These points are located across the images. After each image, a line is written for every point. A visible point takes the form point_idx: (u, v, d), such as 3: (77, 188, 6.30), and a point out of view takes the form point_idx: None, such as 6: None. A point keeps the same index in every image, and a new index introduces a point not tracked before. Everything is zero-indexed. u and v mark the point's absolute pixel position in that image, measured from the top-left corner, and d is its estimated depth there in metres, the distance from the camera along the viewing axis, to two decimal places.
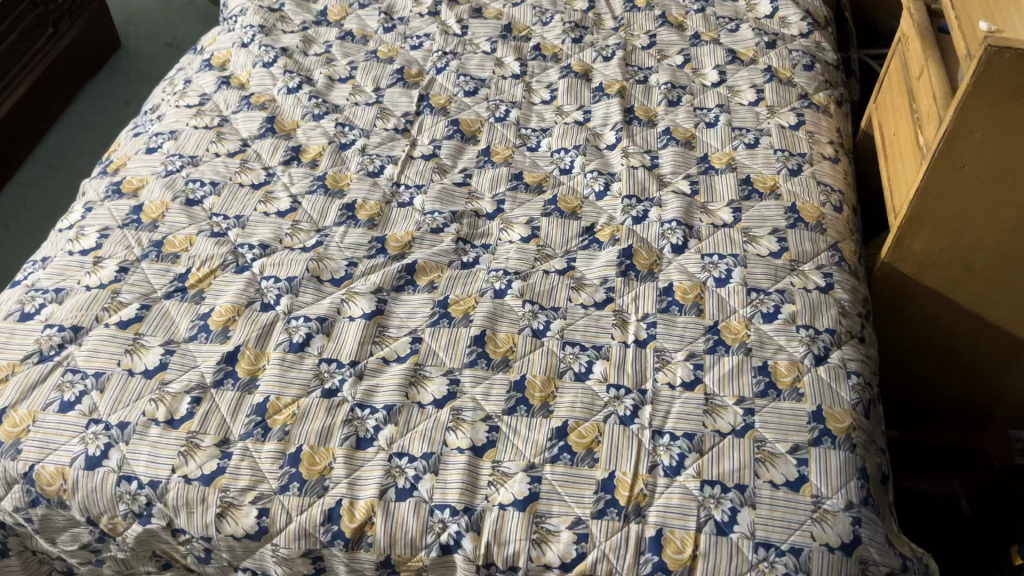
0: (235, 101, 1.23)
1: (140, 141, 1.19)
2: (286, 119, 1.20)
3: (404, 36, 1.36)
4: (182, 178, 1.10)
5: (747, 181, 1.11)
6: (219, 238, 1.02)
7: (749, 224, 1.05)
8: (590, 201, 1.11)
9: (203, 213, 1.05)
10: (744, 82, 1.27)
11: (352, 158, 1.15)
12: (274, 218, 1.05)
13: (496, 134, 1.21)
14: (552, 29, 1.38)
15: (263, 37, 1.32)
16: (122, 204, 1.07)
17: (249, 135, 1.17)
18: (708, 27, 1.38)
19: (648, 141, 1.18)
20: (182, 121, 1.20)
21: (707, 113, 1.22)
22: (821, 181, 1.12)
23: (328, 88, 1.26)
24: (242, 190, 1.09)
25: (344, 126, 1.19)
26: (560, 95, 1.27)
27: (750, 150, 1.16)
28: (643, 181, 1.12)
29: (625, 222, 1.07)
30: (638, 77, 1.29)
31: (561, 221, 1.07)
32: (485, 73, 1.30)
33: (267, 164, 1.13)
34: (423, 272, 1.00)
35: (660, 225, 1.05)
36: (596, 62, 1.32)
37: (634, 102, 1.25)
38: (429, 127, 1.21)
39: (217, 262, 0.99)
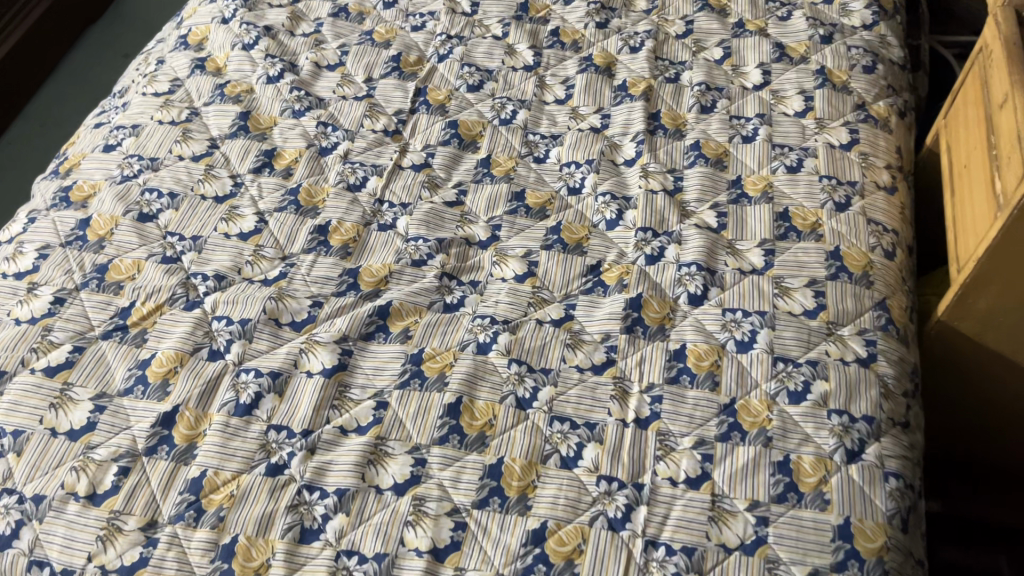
0: (208, 90, 1.09)
1: (100, 134, 1.06)
2: (262, 114, 1.06)
3: (405, 13, 1.20)
4: (138, 186, 0.97)
5: (784, 215, 0.95)
6: (170, 265, 0.90)
7: (782, 272, 0.90)
8: (599, 230, 0.96)
9: (157, 232, 0.93)
10: (790, 86, 1.09)
11: (332, 166, 1.01)
12: (235, 241, 0.92)
13: (500, 140, 1.06)
14: (575, 10, 1.21)
15: (245, 11, 1.17)
16: (68, 216, 0.94)
17: (219, 134, 1.03)
18: (755, 13, 1.19)
19: (672, 158, 1.02)
20: (146, 112, 1.06)
21: (744, 123, 1.05)
22: (872, 218, 0.95)
23: (313, 76, 1.11)
24: (203, 204, 0.96)
25: (327, 125, 1.05)
26: (577, 93, 1.10)
27: (791, 174, 0.99)
28: (662, 209, 0.96)
29: (637, 260, 0.92)
30: (668, 74, 1.12)
31: (563, 256, 0.93)
32: (493, 63, 1.14)
33: (235, 172, 1.00)
34: (397, 316, 0.87)
35: (677, 269, 0.91)
36: (621, 53, 1.15)
37: (660, 105, 1.09)
38: (424, 129, 1.06)
39: (165, 296, 0.87)
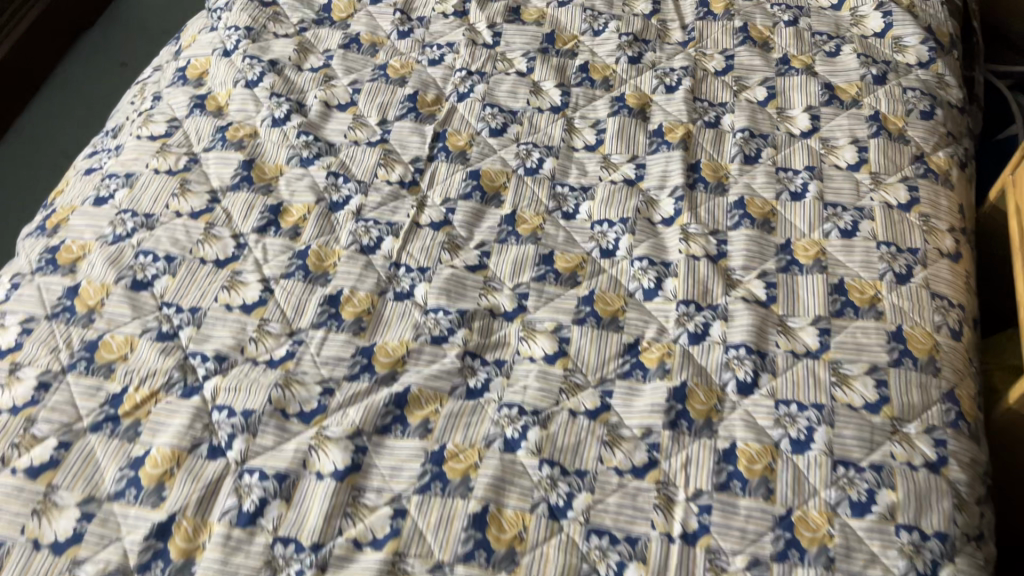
0: (208, 133, 1.00)
1: (90, 182, 0.97)
2: (267, 161, 0.97)
3: (422, 44, 1.11)
4: (131, 248, 0.89)
5: (840, 288, 0.87)
6: (166, 343, 0.82)
7: (839, 356, 0.82)
8: (636, 301, 0.88)
9: (151, 302, 0.85)
10: (842, 134, 1.00)
11: (344, 224, 0.93)
12: (237, 315, 0.84)
13: (525, 193, 0.97)
14: (605, 42, 1.12)
15: (249, 42, 1.08)
16: (55, 283, 0.86)
17: (220, 186, 0.95)
18: (800, 48, 1.10)
19: (715, 217, 0.94)
20: (141, 158, 0.97)
21: (792, 177, 0.97)
22: (935, 291, 0.87)
23: (322, 118, 1.02)
24: (203, 269, 0.87)
25: (337, 176, 0.96)
26: (609, 139, 1.02)
27: (846, 239, 0.91)
28: (706, 278, 0.88)
29: (679, 339, 0.84)
30: (707, 117, 1.03)
31: (597, 332, 0.85)
32: (518, 104, 1.05)
33: (237, 230, 0.91)
34: (416, 405, 0.79)
35: (724, 351, 0.83)
36: (656, 92, 1.06)
37: (700, 154, 1.00)
38: (443, 180, 0.98)
39: (160, 380, 0.79)
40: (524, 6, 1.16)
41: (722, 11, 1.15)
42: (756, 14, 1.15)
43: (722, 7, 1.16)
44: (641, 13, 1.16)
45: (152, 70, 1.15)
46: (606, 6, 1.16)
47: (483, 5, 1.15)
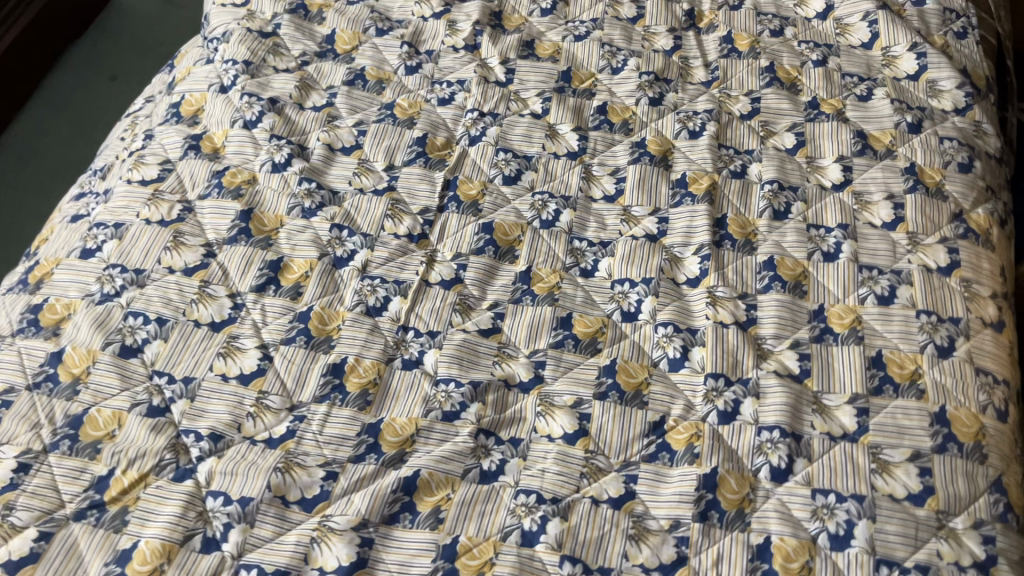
0: (203, 178, 0.93)
1: (76, 231, 0.91)
2: (267, 211, 0.91)
3: (431, 80, 1.05)
4: (120, 309, 0.83)
5: (878, 362, 0.81)
6: (157, 419, 0.76)
7: (879, 439, 0.77)
8: (660, 372, 0.82)
9: (141, 371, 0.79)
10: (876, 188, 0.95)
11: (348, 282, 0.87)
12: (234, 386, 0.78)
13: (541, 247, 0.91)
14: (624, 81, 1.06)
15: (247, 78, 1.01)
16: (37, 348, 0.80)
17: (216, 238, 0.88)
18: (830, 90, 1.05)
19: (743, 279, 0.88)
20: (132, 206, 0.91)
21: (824, 235, 0.91)
22: (979, 366, 0.82)
23: (326, 163, 0.96)
24: (197, 332, 0.82)
25: (342, 228, 0.90)
26: (629, 188, 0.96)
27: (883, 307, 0.85)
28: (735, 348, 0.83)
29: (708, 416, 0.79)
30: (733, 166, 0.98)
31: (620, 409, 0.79)
32: (533, 149, 0.99)
33: (234, 289, 0.85)
34: (426, 491, 0.73)
35: (756, 432, 0.77)
36: (678, 138, 1.00)
37: (726, 208, 0.94)
38: (453, 232, 0.92)
39: (150, 462, 0.73)
40: (538, 40, 1.10)
41: (747, 49, 1.09)
42: (782, 53, 1.09)
43: (747, 44, 1.10)
44: (661, 50, 1.10)
45: (143, 102, 1.09)
46: (625, 41, 1.10)
47: (495, 39, 1.09)
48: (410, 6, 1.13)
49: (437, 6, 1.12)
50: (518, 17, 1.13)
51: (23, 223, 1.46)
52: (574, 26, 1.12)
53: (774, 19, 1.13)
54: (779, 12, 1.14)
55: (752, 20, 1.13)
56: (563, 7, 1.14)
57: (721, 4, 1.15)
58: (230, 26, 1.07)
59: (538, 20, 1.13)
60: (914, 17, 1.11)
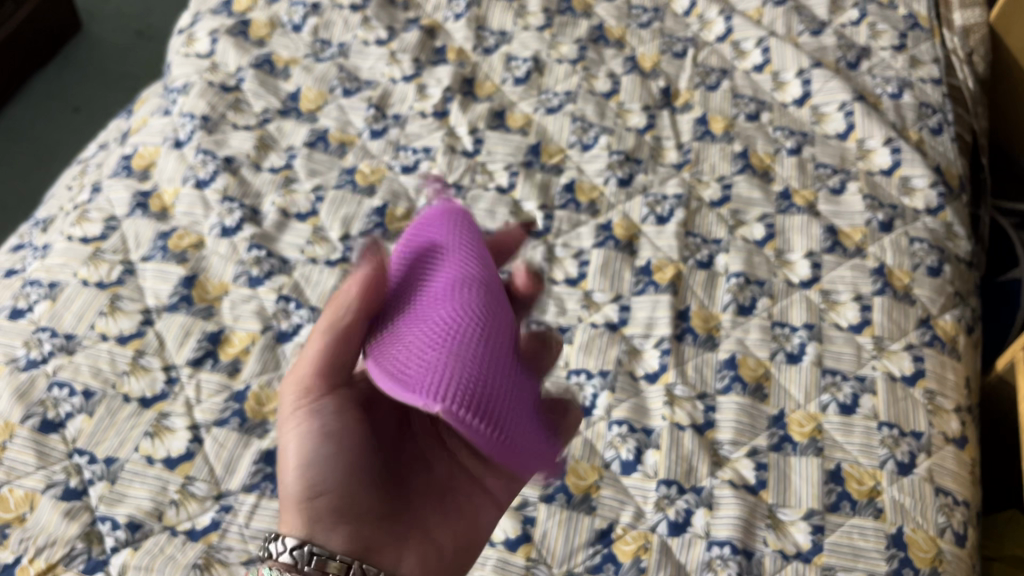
0: (148, 239, 0.89)
1: (9, 288, 0.86)
2: (212, 277, 0.87)
3: (395, 146, 1.02)
4: (45, 378, 0.78)
5: (836, 476, 0.78)
6: (72, 504, 0.71)
7: (833, 561, 0.73)
8: (611, 473, 0.79)
9: (61, 448, 0.74)
10: (843, 289, 0.93)
11: (291, 358, 0.83)
12: (158, 470, 0.74)
13: None
14: (594, 159, 1.04)
15: (204, 134, 0.98)
16: None
17: (155, 305, 0.84)
18: (802, 180, 1.03)
19: (703, 377, 0.85)
20: (70, 265, 0.86)
21: (788, 335, 0.89)
22: (940, 485, 0.79)
23: (279, 229, 0.92)
24: (125, 408, 0.77)
25: (289, 299, 0.86)
26: (592, 273, 0.93)
27: (844, 416, 0.82)
28: (690, 453, 0.79)
29: (658, 526, 0.75)
30: (699, 256, 0.95)
31: (566, 513, 0.75)
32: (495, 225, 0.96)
33: (169, 361, 0.81)
34: None
35: (706, 547, 0.74)
36: (646, 223, 0.98)
37: (690, 299, 0.91)
38: None
39: (60, 552, 0.69)
40: (509, 110, 1.08)
41: (721, 132, 1.08)
42: (756, 139, 1.07)
43: (721, 127, 1.08)
44: (634, 128, 1.08)
45: (97, 148, 1.05)
46: (597, 116, 1.08)
47: (465, 107, 1.06)
48: (381, 66, 1.10)
49: (407, 69, 1.10)
50: (490, 84, 1.11)
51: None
52: (547, 98, 1.10)
53: (750, 103, 1.11)
54: (755, 96, 1.13)
55: (727, 103, 1.11)
56: (537, 77, 1.12)
57: (697, 83, 1.13)
58: (192, 79, 1.04)
59: (511, 89, 1.11)
60: (890, 111, 1.10)
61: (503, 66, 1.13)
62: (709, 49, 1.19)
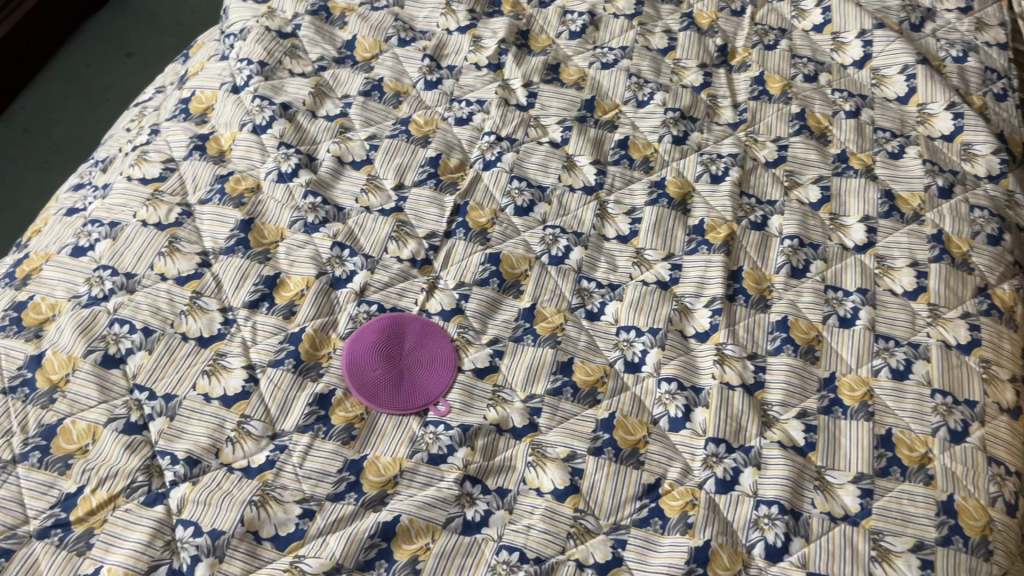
0: (206, 182, 0.91)
1: (70, 226, 0.88)
2: (268, 222, 0.89)
3: (449, 98, 1.02)
4: (106, 314, 0.80)
5: (887, 441, 0.78)
6: (133, 437, 0.73)
7: (881, 525, 0.73)
8: (659, 429, 0.79)
9: (122, 383, 0.76)
10: (900, 254, 0.91)
11: (345, 305, 0.84)
12: (216, 407, 0.75)
13: (547, 284, 0.88)
14: (648, 116, 1.03)
15: (261, 79, 0.99)
16: (16, 350, 0.78)
17: (213, 247, 0.86)
18: (860, 144, 1.01)
19: (754, 338, 0.85)
20: (130, 206, 0.88)
21: (841, 298, 0.88)
22: (992, 455, 0.78)
23: (333, 176, 0.93)
24: (183, 347, 0.79)
25: (343, 247, 0.87)
26: (644, 230, 0.92)
27: (897, 382, 0.82)
28: (739, 413, 0.79)
29: (705, 483, 0.75)
30: (753, 217, 0.94)
31: (615, 466, 0.76)
32: (548, 179, 0.96)
33: (226, 303, 0.82)
34: (405, 538, 0.70)
35: (754, 506, 0.74)
36: (699, 181, 0.97)
37: (743, 260, 0.91)
38: (459, 260, 0.89)
39: (121, 483, 0.70)
40: (564, 64, 1.07)
41: (778, 93, 1.06)
42: (814, 100, 1.05)
43: (778, 87, 1.06)
44: (689, 85, 1.06)
45: (153, 92, 1.06)
46: (652, 72, 1.07)
47: (520, 60, 1.05)
48: (436, 17, 1.10)
49: (462, 20, 1.09)
50: (544, 38, 1.10)
51: (22, 195, 1.43)
52: (602, 53, 1.08)
53: (809, 63, 1.09)
54: (814, 56, 1.10)
55: (785, 63, 1.09)
56: (592, 32, 1.10)
57: (755, 41, 1.11)
58: (249, 24, 1.04)
59: (566, 42, 1.09)
60: (954, 74, 1.07)
61: (558, 19, 1.11)
62: (768, 7, 1.16)
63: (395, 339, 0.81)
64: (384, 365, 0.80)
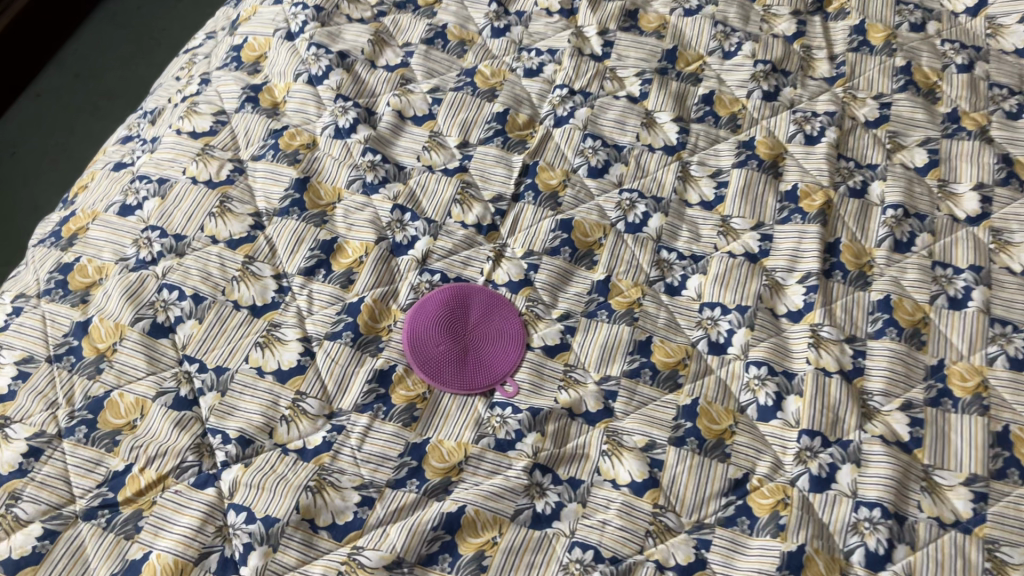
0: (259, 136, 0.85)
1: (118, 182, 0.83)
2: (324, 181, 0.83)
3: (518, 47, 0.94)
4: (154, 279, 0.75)
5: (1004, 439, 0.70)
6: (182, 414, 0.68)
7: (998, 533, 0.66)
8: (747, 419, 0.72)
9: (171, 354, 0.71)
10: (1019, 228, 0.82)
11: (406, 273, 0.78)
12: (270, 382, 0.70)
13: (624, 254, 0.81)
14: (736, 68, 0.93)
15: (317, 26, 0.92)
16: (62, 315, 0.73)
17: (266, 208, 0.80)
18: (973, 102, 0.91)
19: (852, 318, 0.77)
20: (179, 161, 0.82)
21: (951, 277, 0.79)
22: None
23: (394, 132, 0.86)
24: (235, 316, 0.74)
25: (405, 210, 0.81)
26: (731, 196, 0.84)
27: (1015, 372, 0.74)
28: (837, 403, 0.72)
29: (799, 480, 0.68)
30: (852, 182, 0.86)
31: (698, 458, 0.69)
32: (625, 138, 0.88)
33: (281, 270, 0.77)
34: (470, 531, 0.65)
35: (853, 507, 0.67)
36: (792, 142, 0.88)
37: (840, 231, 0.82)
38: (528, 226, 0.82)
39: (171, 463, 0.66)
40: (643, 10, 0.98)
41: (881, 43, 0.95)
42: (921, 52, 0.95)
43: (881, 37, 0.96)
44: (781, 35, 0.97)
45: (204, 38, 1.00)
46: (741, 20, 0.97)
47: (595, 5, 0.97)
48: None
49: None
50: None
51: (73, 143, 1.39)
52: None
53: (916, 10, 0.98)
54: (922, 2, 1.00)
55: (889, 10, 0.98)
56: None
57: None
58: None
59: None
60: None
61: None
62: None
63: (460, 311, 0.75)
64: (448, 340, 0.74)
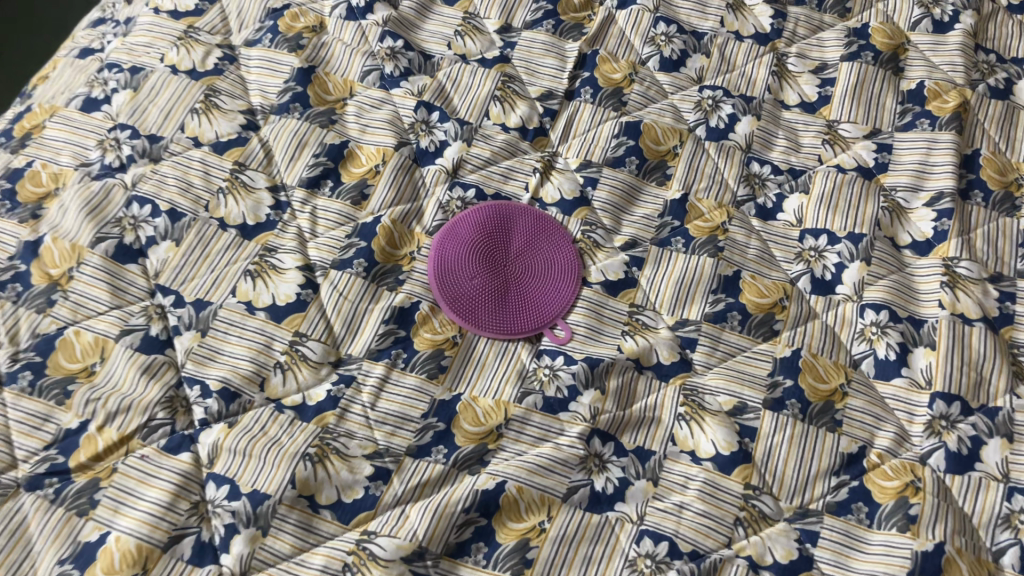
0: (255, 19, 0.70)
1: (83, 71, 0.68)
2: (333, 73, 0.67)
3: None
4: (122, 190, 0.60)
5: None
6: (152, 359, 0.55)
7: None
8: (862, 377, 0.57)
9: (141, 284, 0.57)
10: None
11: (432, 189, 0.63)
12: (262, 321, 0.56)
13: (704, 167, 0.64)
14: None
15: None
16: (7, 233, 0.59)
17: (262, 105, 0.65)
18: None
19: (998, 252, 0.62)
20: (156, 46, 0.67)
21: None
22: None
23: (419, 14, 0.70)
24: (221, 238, 0.59)
25: (431, 109, 0.65)
26: (840, 94, 0.67)
27: None
28: (981, 359, 0.57)
29: (931, 457, 0.54)
30: (993, 81, 0.69)
31: (802, 428, 0.54)
32: (705, 23, 0.71)
33: (278, 181, 0.62)
34: (511, 514, 0.51)
35: (1004, 495, 0.53)
36: (916, 29, 0.70)
37: (979, 141, 0.66)
38: (585, 131, 0.66)
39: (137, 421, 0.53)
40: None
41: None
42: None
43: None
44: None
45: None
46: None
47: None
48: None
49: None
50: None
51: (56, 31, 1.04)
52: None
53: None
54: None
55: None
56: None
57: None
58: None
59: None
60: None
61: None
62: None
63: (500, 235, 0.60)
64: (485, 272, 0.58)
